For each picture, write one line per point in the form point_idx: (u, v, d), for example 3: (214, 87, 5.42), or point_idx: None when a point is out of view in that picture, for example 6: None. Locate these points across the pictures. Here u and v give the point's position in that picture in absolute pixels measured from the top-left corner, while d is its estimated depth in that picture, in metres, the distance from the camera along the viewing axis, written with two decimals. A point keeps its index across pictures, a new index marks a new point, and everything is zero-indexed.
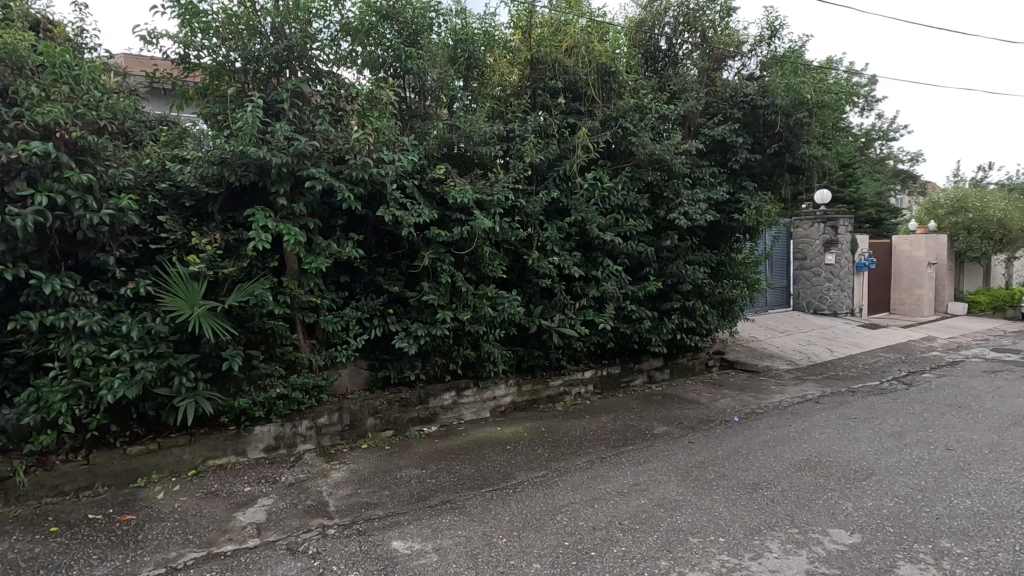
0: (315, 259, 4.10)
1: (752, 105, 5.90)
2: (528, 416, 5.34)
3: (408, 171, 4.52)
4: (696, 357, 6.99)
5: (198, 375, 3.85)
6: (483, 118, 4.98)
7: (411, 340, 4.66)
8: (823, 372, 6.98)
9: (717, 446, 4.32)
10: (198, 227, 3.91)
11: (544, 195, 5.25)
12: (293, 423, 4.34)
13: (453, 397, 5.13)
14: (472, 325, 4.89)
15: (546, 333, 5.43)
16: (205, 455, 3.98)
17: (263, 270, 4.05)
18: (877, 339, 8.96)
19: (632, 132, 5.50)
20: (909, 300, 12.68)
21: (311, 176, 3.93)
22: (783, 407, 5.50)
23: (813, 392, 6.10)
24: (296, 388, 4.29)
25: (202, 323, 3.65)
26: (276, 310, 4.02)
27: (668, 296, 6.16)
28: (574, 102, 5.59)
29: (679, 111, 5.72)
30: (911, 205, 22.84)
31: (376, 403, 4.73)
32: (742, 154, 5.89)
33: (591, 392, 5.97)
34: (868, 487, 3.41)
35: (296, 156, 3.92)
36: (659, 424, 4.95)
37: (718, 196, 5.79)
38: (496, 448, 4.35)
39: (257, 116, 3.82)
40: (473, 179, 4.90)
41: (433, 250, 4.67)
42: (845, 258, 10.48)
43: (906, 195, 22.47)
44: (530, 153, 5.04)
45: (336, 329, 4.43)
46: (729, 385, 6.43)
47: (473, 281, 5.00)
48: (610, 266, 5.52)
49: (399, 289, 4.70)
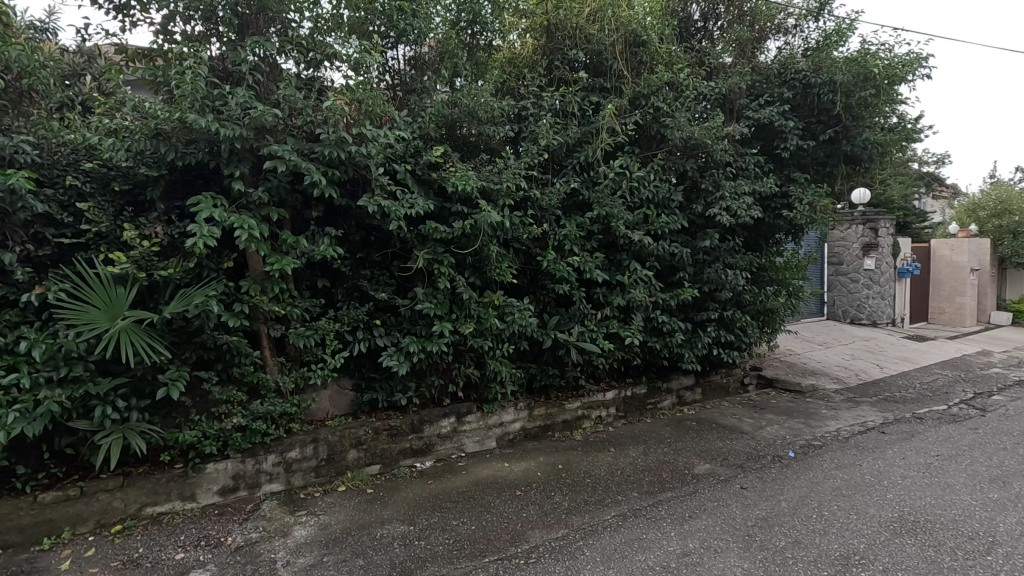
0: (280, 258, 3.30)
1: (805, 84, 5.05)
2: (540, 448, 4.52)
3: (399, 152, 3.74)
4: (732, 373, 6.13)
5: (130, 403, 3.08)
6: (491, 93, 4.19)
7: (401, 358, 3.86)
8: (878, 393, 6.08)
9: (778, 494, 3.47)
10: (134, 218, 3.15)
11: (562, 184, 4.45)
12: (255, 459, 3.57)
13: (452, 424, 4.31)
14: (475, 339, 4.09)
15: (562, 348, 4.61)
16: (141, 502, 3.21)
17: (215, 271, 3.25)
18: (928, 354, 8.05)
19: (666, 113, 4.68)
20: (950, 308, 11.74)
21: (272, 154, 3.11)
22: (844, 438, 4.63)
23: (874, 418, 5.22)
24: (258, 418, 3.50)
25: (127, 339, 2.87)
26: (230, 322, 3.21)
27: (703, 306, 5.33)
28: (596, 77, 4.78)
29: (719, 89, 4.89)
30: (940, 209, 21.76)
31: (359, 434, 3.93)
32: (793, 140, 5.02)
33: (613, 416, 5.13)
34: (997, 568, 2.57)
35: (255, 129, 3.14)
36: (700, 461, 4.11)
37: (764, 189, 4.97)
38: (503, 493, 3.54)
39: (202, 77, 3.04)
40: (477, 165, 4.11)
41: (429, 249, 3.87)
42: (886, 262, 9.59)
43: (935, 199, 21.40)
44: (546, 135, 4.25)
45: (310, 344, 3.63)
46: (772, 408, 5.57)
47: (477, 287, 4.20)
48: (638, 270, 4.70)
49: (388, 295, 3.91)
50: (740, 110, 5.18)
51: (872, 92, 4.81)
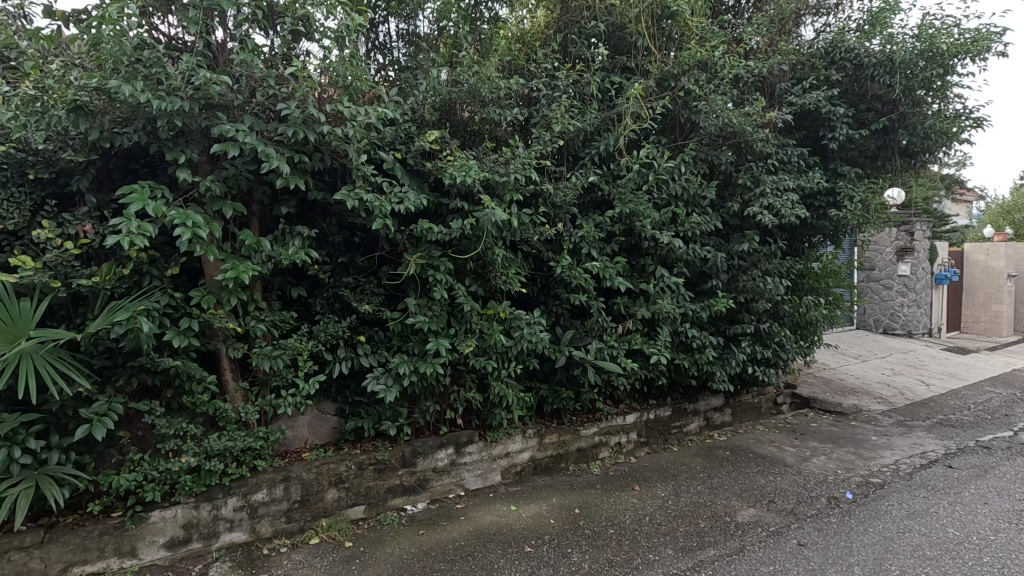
0: (238, 263, 2.70)
1: (857, 64, 4.46)
2: (552, 484, 3.89)
3: (386, 137, 3.14)
4: (765, 393, 5.47)
5: (49, 442, 2.50)
6: (496, 70, 3.59)
7: (389, 382, 3.27)
8: (930, 417, 5.41)
9: (848, 556, 2.83)
10: (58, 213, 2.58)
11: (579, 178, 3.83)
12: (212, 503, 2.97)
13: (450, 456, 3.69)
14: (476, 359, 3.49)
15: (577, 367, 3.98)
16: (65, 561, 2.61)
17: (158, 279, 2.67)
18: (975, 368, 7.34)
19: (697, 96, 4.06)
20: (985, 317, 11.00)
21: (224, 135, 2.49)
22: (907, 474, 3.97)
23: (933, 448, 4.56)
24: (214, 456, 2.91)
25: (32, 366, 2.28)
26: (175, 342, 2.61)
27: (737, 317, 4.71)
28: (618, 56, 4.18)
29: (760, 70, 4.27)
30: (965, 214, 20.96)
31: (339, 471, 3.32)
32: (843, 129, 4.39)
33: (634, 443, 4.48)
34: None
35: (205, 104, 2.53)
36: (742, 505, 3.47)
37: (810, 185, 4.33)
38: (508, 550, 2.93)
39: (137, 36, 2.42)
40: (480, 154, 3.51)
41: (423, 253, 3.28)
42: (922, 268, 8.91)
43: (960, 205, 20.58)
44: (561, 119, 3.64)
45: (278, 366, 3.04)
46: (814, 434, 4.90)
47: (479, 296, 3.59)
48: (665, 278, 4.07)
49: (374, 307, 3.31)
50: (781, 95, 4.56)
51: (935, 73, 4.20)
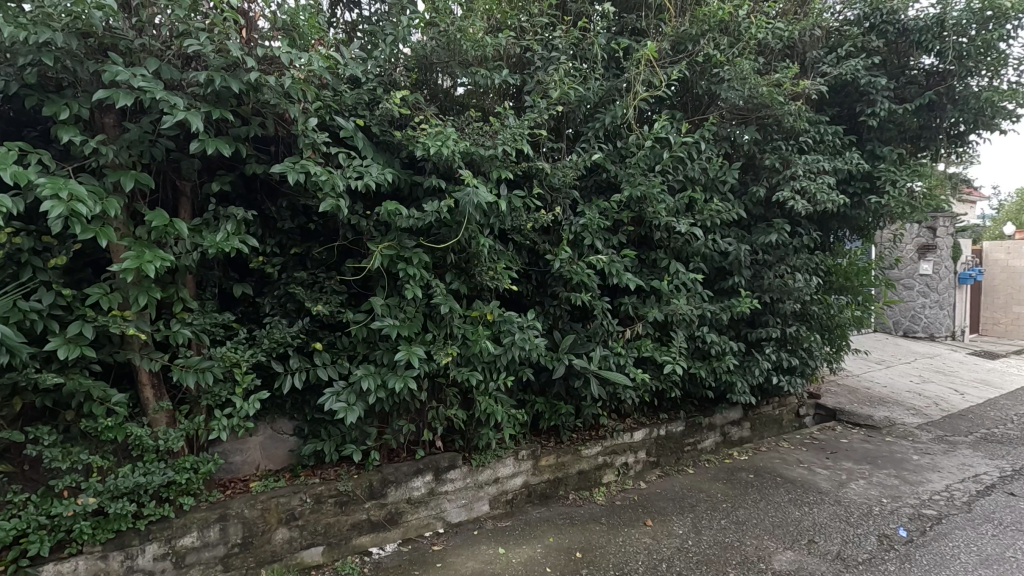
0: (144, 251, 2.11)
1: (899, 29, 3.93)
2: (549, 515, 3.30)
3: (345, 98, 2.55)
4: (786, 404, 4.89)
5: None
6: (482, 24, 3.00)
7: (350, 400, 2.67)
8: (974, 432, 4.82)
9: None
10: None
11: (581, 156, 3.25)
12: (125, 552, 2.38)
13: (428, 485, 3.10)
14: (457, 370, 2.90)
15: (578, 379, 3.38)
16: None
17: (42, 271, 2.08)
18: (1009, 375, 6.76)
19: (718, 62, 3.50)
20: (1005, 318, 10.43)
21: (116, 80, 1.91)
22: (967, 505, 3.38)
23: (987, 471, 3.96)
24: (124, 494, 2.31)
25: None
26: (58, 353, 2.01)
27: (759, 320, 4.12)
28: (626, 16, 3.60)
29: (789, 33, 3.70)
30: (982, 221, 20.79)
31: (291, 506, 2.72)
32: (884, 104, 3.81)
33: (644, 464, 3.89)
34: None
35: (96, 42, 1.95)
36: (777, 546, 2.89)
37: (846, 167, 3.76)
38: None
39: None
40: (462, 124, 2.93)
41: (392, 242, 2.69)
42: (945, 266, 8.34)
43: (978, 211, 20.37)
44: (559, 84, 3.07)
45: (208, 381, 2.44)
46: (847, 453, 4.32)
47: (462, 295, 3.00)
48: (681, 274, 3.48)
49: (332, 309, 2.71)
50: (813, 64, 3.95)
51: (992, 37, 3.63)
